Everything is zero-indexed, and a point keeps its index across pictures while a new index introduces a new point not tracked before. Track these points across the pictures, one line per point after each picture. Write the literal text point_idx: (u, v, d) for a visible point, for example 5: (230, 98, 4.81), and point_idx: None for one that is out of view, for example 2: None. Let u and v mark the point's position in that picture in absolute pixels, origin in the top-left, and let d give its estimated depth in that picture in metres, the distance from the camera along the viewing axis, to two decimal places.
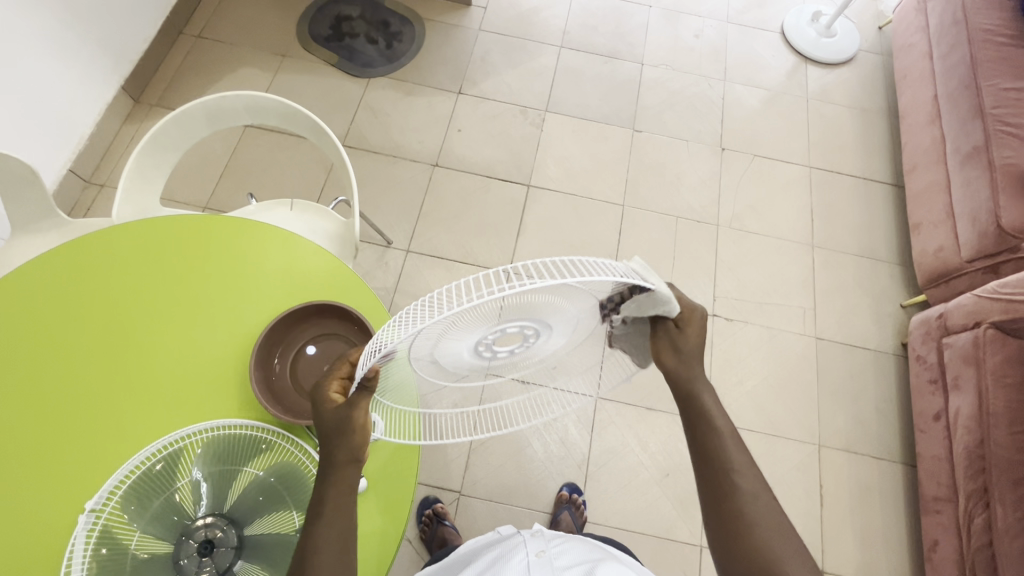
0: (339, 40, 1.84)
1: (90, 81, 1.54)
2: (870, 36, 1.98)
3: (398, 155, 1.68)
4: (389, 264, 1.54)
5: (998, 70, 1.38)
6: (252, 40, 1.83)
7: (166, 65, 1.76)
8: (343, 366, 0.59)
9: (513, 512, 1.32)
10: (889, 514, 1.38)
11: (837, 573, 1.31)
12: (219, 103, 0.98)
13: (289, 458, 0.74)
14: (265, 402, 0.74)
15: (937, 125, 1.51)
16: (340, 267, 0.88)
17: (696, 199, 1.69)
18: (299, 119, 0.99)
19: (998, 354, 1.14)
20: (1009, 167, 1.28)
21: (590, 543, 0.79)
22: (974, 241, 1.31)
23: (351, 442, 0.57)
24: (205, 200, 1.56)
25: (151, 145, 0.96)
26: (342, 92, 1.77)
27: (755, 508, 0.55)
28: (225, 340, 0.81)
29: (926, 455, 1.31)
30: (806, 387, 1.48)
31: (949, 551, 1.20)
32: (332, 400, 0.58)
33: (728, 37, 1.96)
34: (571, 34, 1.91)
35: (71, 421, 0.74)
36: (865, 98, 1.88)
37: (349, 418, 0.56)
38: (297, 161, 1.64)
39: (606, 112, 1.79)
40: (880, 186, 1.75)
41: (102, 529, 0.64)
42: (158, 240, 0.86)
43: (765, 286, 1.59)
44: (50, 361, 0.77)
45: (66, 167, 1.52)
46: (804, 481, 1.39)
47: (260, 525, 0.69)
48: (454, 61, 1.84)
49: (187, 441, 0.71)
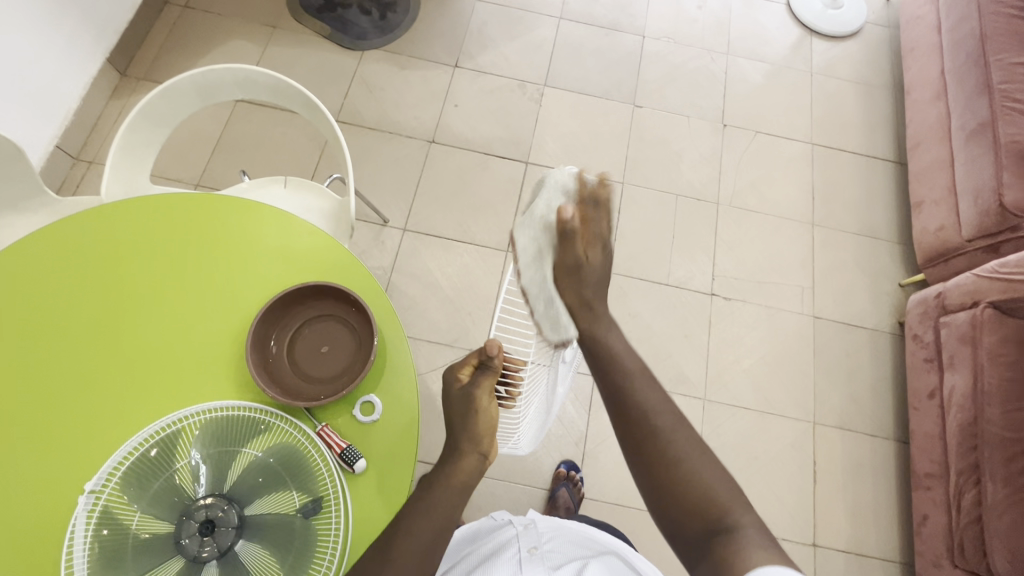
0: (331, 10, 1.77)
1: (75, 53, 1.49)
2: (877, 8, 1.94)
3: (393, 132, 1.65)
4: (385, 243, 1.52)
5: (1008, 44, 1.34)
6: (242, 10, 1.77)
7: (153, 37, 1.71)
8: (468, 365, 0.69)
9: (512, 490, 1.34)
10: (880, 489, 1.40)
11: (827, 547, 1.34)
12: (208, 77, 0.94)
13: (288, 439, 0.74)
14: (263, 384, 0.73)
15: (943, 100, 1.48)
16: (333, 246, 0.86)
17: (697, 177, 1.67)
18: (292, 94, 0.96)
19: (995, 334, 1.14)
20: (1014, 145, 1.25)
21: (575, 531, 0.81)
22: (975, 220, 1.30)
23: (472, 425, 0.66)
24: (196, 178, 1.53)
25: (139, 119, 0.93)
26: (335, 65, 1.72)
27: (712, 488, 0.56)
28: (222, 320, 0.80)
29: (919, 433, 1.32)
30: (802, 365, 1.49)
31: (938, 525, 1.22)
32: (461, 377, 0.68)
33: (732, 8, 1.91)
34: (571, 4, 1.86)
35: (72, 399, 0.74)
36: (870, 72, 1.84)
37: (471, 398, 0.66)
38: (290, 137, 1.60)
39: (606, 87, 1.75)
40: (882, 163, 1.73)
41: (103, 510, 0.65)
42: (157, 218, 0.84)
43: (764, 265, 1.58)
44: (48, 341, 0.76)
45: (53, 144, 1.48)
46: (798, 457, 1.41)
47: (260, 505, 0.69)
48: (450, 32, 1.78)
49: (185, 422, 0.72)
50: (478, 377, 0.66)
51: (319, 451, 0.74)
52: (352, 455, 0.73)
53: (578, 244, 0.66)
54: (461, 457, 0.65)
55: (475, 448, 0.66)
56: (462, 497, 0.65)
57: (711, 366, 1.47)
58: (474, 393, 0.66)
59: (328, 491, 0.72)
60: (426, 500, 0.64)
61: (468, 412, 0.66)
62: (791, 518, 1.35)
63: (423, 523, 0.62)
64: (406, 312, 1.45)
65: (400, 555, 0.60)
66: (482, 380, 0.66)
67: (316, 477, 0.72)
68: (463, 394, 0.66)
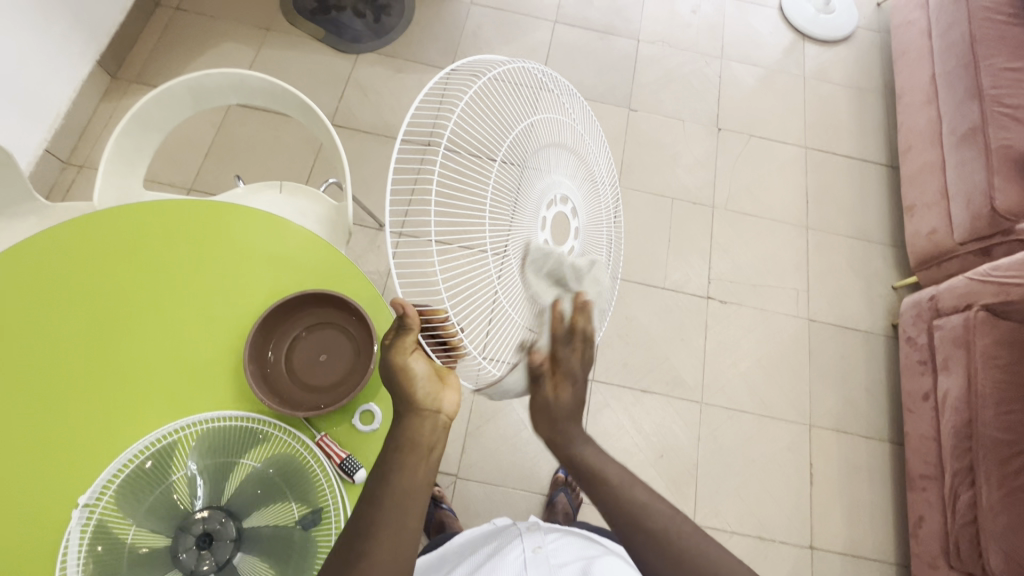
0: (325, 13, 1.76)
1: (65, 56, 1.47)
2: (868, 12, 1.95)
3: (389, 135, 1.64)
4: (381, 247, 1.51)
5: (998, 50, 1.36)
6: (235, 12, 1.75)
7: (145, 39, 1.69)
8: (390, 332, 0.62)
9: (511, 495, 1.33)
10: (876, 490, 1.41)
11: (825, 549, 1.35)
12: (202, 81, 0.93)
13: (288, 450, 0.71)
14: (261, 395, 0.72)
15: (934, 104, 1.50)
16: (333, 252, 0.85)
17: (693, 180, 1.67)
18: (288, 98, 0.95)
19: (988, 336, 1.16)
20: (1004, 149, 1.27)
21: (577, 533, 0.81)
22: (967, 223, 1.31)
23: (406, 391, 0.60)
24: (189, 182, 1.51)
25: (132, 126, 0.91)
26: (330, 68, 1.71)
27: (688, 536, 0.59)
28: (221, 329, 0.79)
29: (914, 435, 1.33)
30: (797, 367, 1.50)
31: (934, 527, 1.23)
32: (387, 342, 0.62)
33: (725, 12, 1.92)
34: (566, 8, 1.86)
35: (69, 411, 0.73)
36: (861, 76, 1.86)
37: (392, 365, 0.60)
38: (285, 140, 1.59)
39: (601, 91, 1.75)
40: (874, 166, 1.74)
41: (97, 525, 0.62)
42: (155, 225, 0.83)
43: (760, 268, 1.59)
44: (46, 351, 0.75)
45: (42, 148, 1.46)
46: (795, 460, 1.41)
47: (259, 517, 0.68)
48: (445, 36, 1.78)
49: (182, 433, 0.68)
50: (394, 343, 0.60)
51: (318, 460, 0.72)
52: (351, 466, 0.73)
53: (576, 351, 0.63)
54: (403, 422, 0.59)
55: (418, 411, 0.60)
56: (428, 458, 0.58)
57: (707, 369, 1.48)
58: (393, 359, 0.60)
59: (329, 502, 0.70)
60: (382, 471, 0.57)
61: (396, 376, 0.60)
62: (789, 521, 1.36)
63: (386, 489, 0.55)
64: None
65: (380, 529, 0.53)
66: (399, 342, 0.60)
67: (316, 489, 0.70)
68: (383, 361, 0.61)
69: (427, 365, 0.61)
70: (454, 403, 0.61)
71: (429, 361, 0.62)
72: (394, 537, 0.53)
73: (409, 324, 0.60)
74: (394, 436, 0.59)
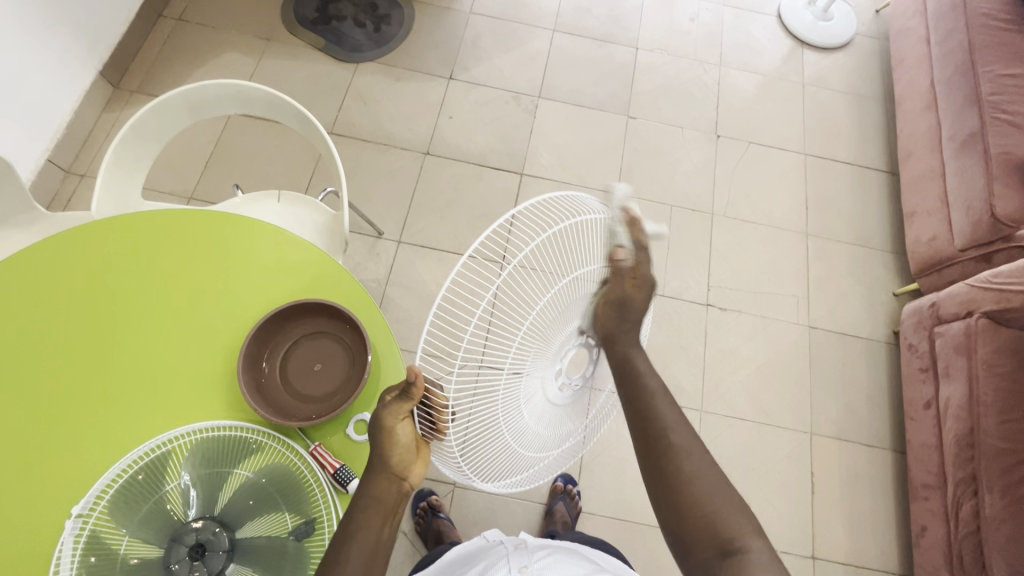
0: (325, 23, 1.78)
1: (67, 66, 1.48)
2: (866, 19, 1.96)
3: (387, 143, 1.65)
4: (380, 255, 1.51)
5: (997, 56, 1.36)
6: (236, 23, 1.77)
7: (147, 49, 1.71)
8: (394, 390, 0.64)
9: (509, 504, 1.33)
10: (878, 499, 1.40)
11: (826, 559, 1.33)
12: (200, 92, 0.94)
13: (281, 460, 0.72)
14: (253, 402, 0.72)
15: (933, 111, 1.50)
16: (328, 262, 0.86)
17: (691, 187, 1.67)
18: (285, 108, 0.95)
19: (989, 344, 1.15)
20: (1004, 156, 1.27)
21: (566, 548, 0.80)
22: (967, 230, 1.31)
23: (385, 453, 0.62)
24: (189, 191, 1.52)
25: (130, 136, 0.92)
26: (330, 77, 1.72)
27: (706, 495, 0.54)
28: (216, 339, 0.79)
29: (915, 443, 1.32)
30: (798, 375, 1.49)
31: (937, 537, 1.21)
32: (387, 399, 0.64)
33: (723, 20, 1.92)
34: (564, 16, 1.87)
35: (61, 420, 0.73)
36: (861, 82, 1.86)
37: (383, 424, 0.62)
38: (284, 149, 1.60)
39: (600, 98, 1.76)
40: (874, 172, 1.74)
41: (90, 536, 0.63)
42: (153, 236, 0.83)
43: (759, 275, 1.59)
44: (40, 359, 0.76)
45: (44, 157, 1.47)
46: (796, 468, 1.40)
47: (251, 527, 0.68)
48: (445, 45, 1.79)
49: (175, 443, 0.70)
50: (388, 405, 0.62)
51: (311, 469, 0.72)
52: (346, 475, 0.72)
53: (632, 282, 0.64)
54: (374, 480, 0.61)
55: (389, 472, 0.62)
56: (391, 521, 0.61)
57: (705, 377, 1.47)
58: (385, 419, 0.62)
59: (322, 513, 0.70)
60: (349, 527, 0.58)
61: (381, 436, 0.62)
62: (790, 531, 1.35)
63: (356, 547, 0.57)
64: (400, 324, 1.45)
65: None
66: (395, 404, 0.62)
67: (309, 498, 0.70)
68: (376, 415, 0.63)
69: (411, 433, 0.63)
70: (420, 478, 0.64)
71: (412, 428, 0.64)
72: (371, 555, 0.57)
73: (414, 394, 0.60)
74: (362, 493, 0.61)
